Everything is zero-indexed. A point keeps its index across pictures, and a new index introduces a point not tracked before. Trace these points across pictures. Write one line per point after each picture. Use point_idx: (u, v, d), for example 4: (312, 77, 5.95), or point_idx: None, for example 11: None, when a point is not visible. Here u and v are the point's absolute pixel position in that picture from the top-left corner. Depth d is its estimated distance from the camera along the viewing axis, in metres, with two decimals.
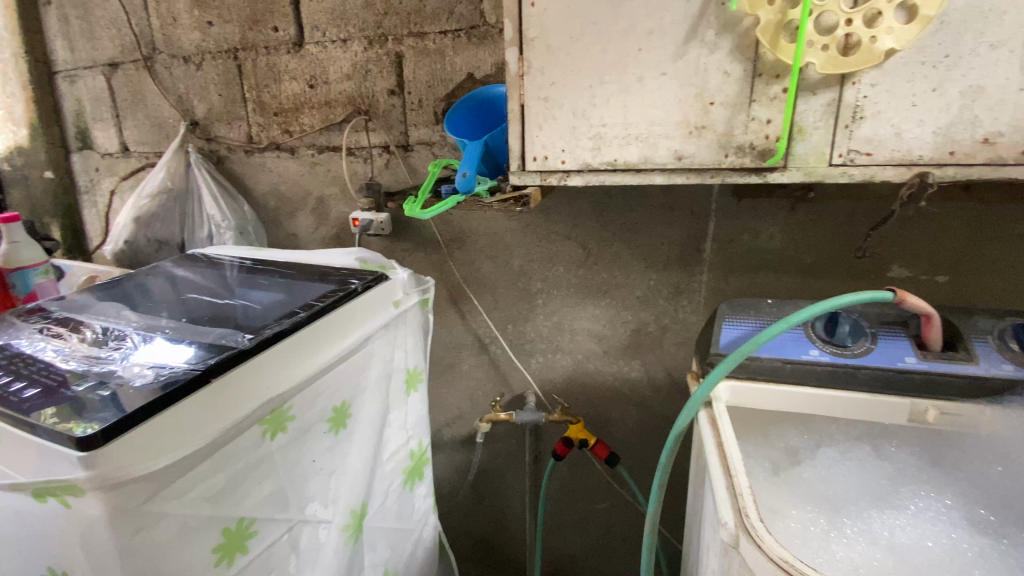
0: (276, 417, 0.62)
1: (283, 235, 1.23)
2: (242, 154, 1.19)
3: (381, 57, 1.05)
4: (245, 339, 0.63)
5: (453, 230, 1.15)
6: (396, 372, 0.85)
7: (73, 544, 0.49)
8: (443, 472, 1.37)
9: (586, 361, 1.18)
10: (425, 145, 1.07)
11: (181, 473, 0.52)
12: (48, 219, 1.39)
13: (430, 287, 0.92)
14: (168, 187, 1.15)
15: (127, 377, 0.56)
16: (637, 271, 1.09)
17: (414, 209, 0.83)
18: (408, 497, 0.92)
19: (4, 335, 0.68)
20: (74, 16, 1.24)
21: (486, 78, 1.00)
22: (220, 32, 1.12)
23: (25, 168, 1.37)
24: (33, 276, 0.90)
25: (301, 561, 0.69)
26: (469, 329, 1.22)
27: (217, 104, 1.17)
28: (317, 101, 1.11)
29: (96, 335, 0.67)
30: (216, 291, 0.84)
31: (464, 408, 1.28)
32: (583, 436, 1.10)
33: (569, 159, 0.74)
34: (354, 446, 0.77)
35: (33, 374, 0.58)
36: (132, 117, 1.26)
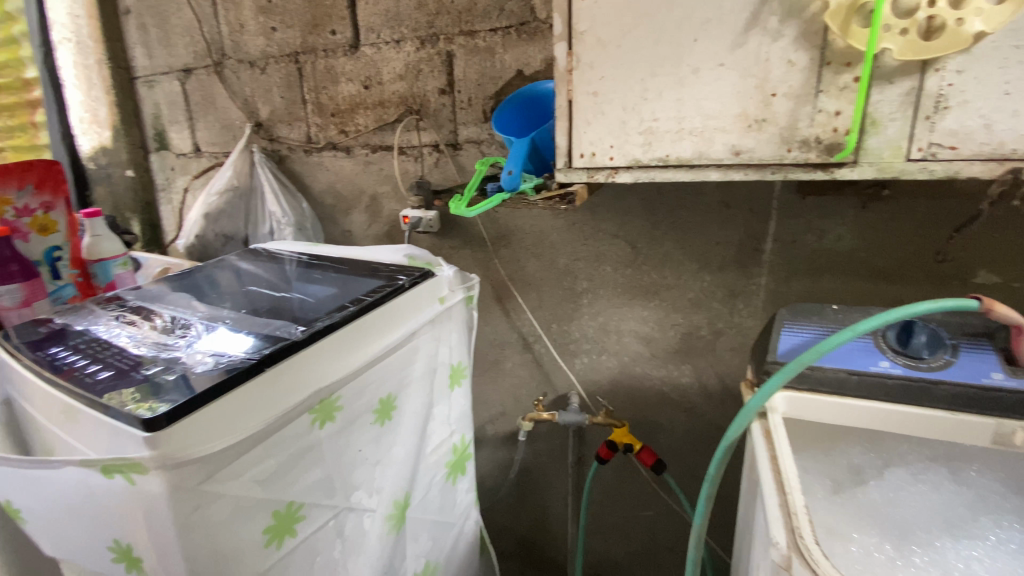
0: (325, 407, 0.64)
1: (337, 231, 1.28)
2: (301, 153, 1.25)
3: (433, 57, 1.06)
4: (297, 331, 0.66)
5: (499, 227, 1.15)
6: (440, 367, 0.86)
7: (137, 518, 0.53)
8: (485, 468, 1.37)
9: (633, 364, 1.15)
10: (474, 144, 1.08)
11: (236, 456, 0.55)
12: (129, 213, 1.51)
13: (475, 284, 0.92)
14: (234, 185, 1.22)
15: (190, 363, 0.60)
16: (689, 271, 1.04)
17: (460, 207, 0.84)
18: (450, 491, 0.93)
19: (85, 321, 0.74)
20: (153, 25, 1.33)
21: (535, 74, 1.00)
22: (283, 37, 1.17)
23: (109, 167, 1.49)
24: (113, 267, 0.97)
25: (346, 547, 0.71)
26: (514, 327, 1.22)
27: (280, 105, 1.23)
28: (371, 102, 1.14)
29: (165, 323, 0.72)
30: (275, 284, 0.88)
31: (507, 405, 1.28)
32: (627, 440, 1.07)
33: (618, 155, 0.72)
34: (399, 439, 0.78)
35: (108, 358, 0.63)
36: (203, 120, 1.34)
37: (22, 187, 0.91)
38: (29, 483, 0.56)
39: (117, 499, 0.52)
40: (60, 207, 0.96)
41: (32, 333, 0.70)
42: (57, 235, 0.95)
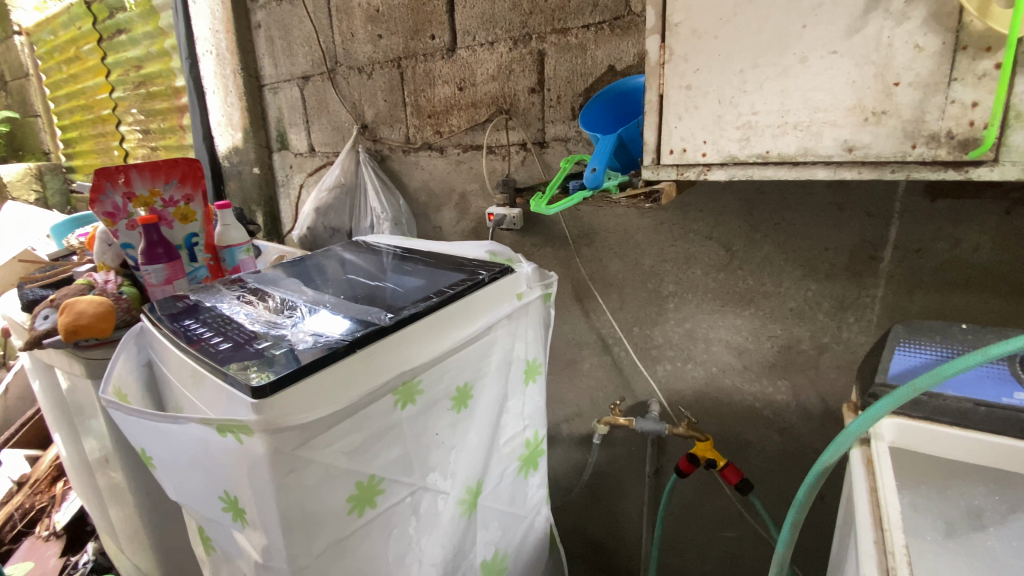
0: (407, 389, 0.68)
1: (429, 227, 1.35)
2: (400, 153, 1.33)
3: (525, 56, 1.08)
4: (386, 317, 0.71)
5: (583, 226, 1.14)
6: (516, 362, 0.88)
7: (243, 473, 0.59)
8: (559, 468, 1.37)
9: (721, 375, 1.08)
10: (561, 142, 1.08)
11: (327, 427, 0.60)
12: (255, 206, 1.71)
13: (553, 282, 0.93)
14: (341, 182, 1.33)
15: (294, 340, 0.67)
16: (790, 279, 0.96)
17: (539, 205, 0.85)
18: (522, 484, 0.94)
19: (213, 298, 0.86)
20: (279, 37, 1.49)
21: (628, 69, 0.97)
22: (388, 43, 1.26)
23: (240, 164, 1.70)
24: (238, 253, 1.10)
25: (420, 524, 0.74)
26: (594, 328, 1.20)
27: (383, 108, 1.32)
28: (465, 103, 1.18)
29: (276, 304, 0.81)
30: (370, 274, 0.95)
31: (584, 406, 1.27)
32: (711, 455, 1.01)
33: (711, 151, 0.69)
34: (473, 427, 0.81)
35: (229, 331, 0.72)
36: (318, 122, 1.48)
37: (169, 180, 1.06)
38: (157, 435, 0.64)
39: (228, 455, 0.60)
40: (198, 199, 1.10)
41: (173, 307, 0.82)
42: (195, 223, 1.10)
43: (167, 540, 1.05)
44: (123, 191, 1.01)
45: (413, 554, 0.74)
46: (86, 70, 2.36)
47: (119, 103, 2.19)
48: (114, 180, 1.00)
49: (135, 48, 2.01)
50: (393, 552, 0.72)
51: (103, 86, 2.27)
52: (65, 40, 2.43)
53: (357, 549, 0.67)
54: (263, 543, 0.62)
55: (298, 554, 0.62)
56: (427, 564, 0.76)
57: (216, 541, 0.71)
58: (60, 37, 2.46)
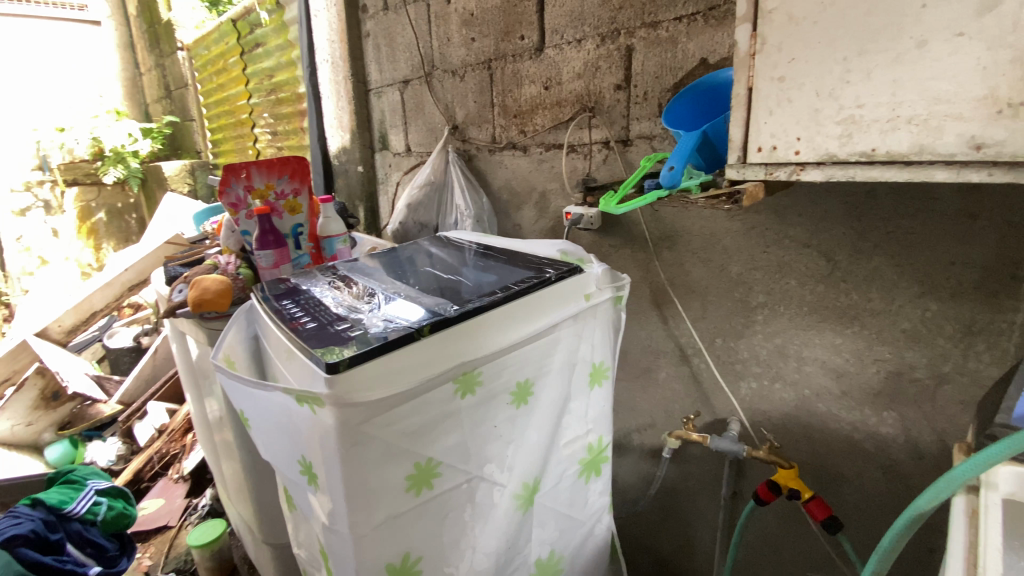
0: (466, 379, 0.70)
1: (509, 225, 1.37)
2: (486, 152, 1.36)
3: (612, 52, 1.05)
4: (452, 309, 0.73)
5: (664, 228, 1.08)
6: (581, 364, 0.87)
7: (315, 441, 0.64)
8: (628, 478, 1.32)
9: (815, 399, 0.98)
10: (645, 139, 1.05)
11: (390, 407, 0.64)
12: (359, 202, 1.87)
13: (625, 284, 0.90)
14: (430, 180, 1.40)
15: (368, 324, 0.72)
16: (904, 296, 0.85)
17: (610, 204, 0.85)
18: (582, 488, 0.92)
19: (309, 282, 0.95)
20: (384, 44, 1.60)
21: (721, 62, 0.92)
22: (480, 46, 1.30)
23: (347, 163, 1.86)
24: (336, 243, 1.21)
25: (475, 512, 0.76)
26: (672, 336, 1.14)
27: (473, 109, 1.36)
28: (550, 102, 1.18)
29: (359, 291, 0.88)
30: (447, 268, 0.99)
31: (657, 417, 1.21)
32: (795, 485, 0.92)
33: (806, 149, 0.62)
34: (533, 424, 0.81)
35: (316, 312, 0.80)
36: (414, 123, 1.57)
37: (281, 176, 1.19)
38: (250, 401, 0.71)
39: (305, 424, 0.65)
40: (304, 193, 1.23)
41: (278, 289, 0.92)
42: (301, 215, 1.22)
43: (264, 497, 1.17)
44: (244, 184, 1.16)
45: (467, 540, 0.76)
46: (231, 79, 2.72)
47: (255, 108, 2.49)
48: (238, 175, 1.15)
49: (269, 59, 2.27)
50: (447, 535, 0.74)
51: (243, 93, 2.61)
52: (215, 54, 2.82)
53: (413, 527, 0.70)
54: (330, 508, 0.66)
55: (358, 523, 0.66)
56: (480, 553, 0.78)
57: (295, 501, 0.78)
58: (212, 51, 2.86)
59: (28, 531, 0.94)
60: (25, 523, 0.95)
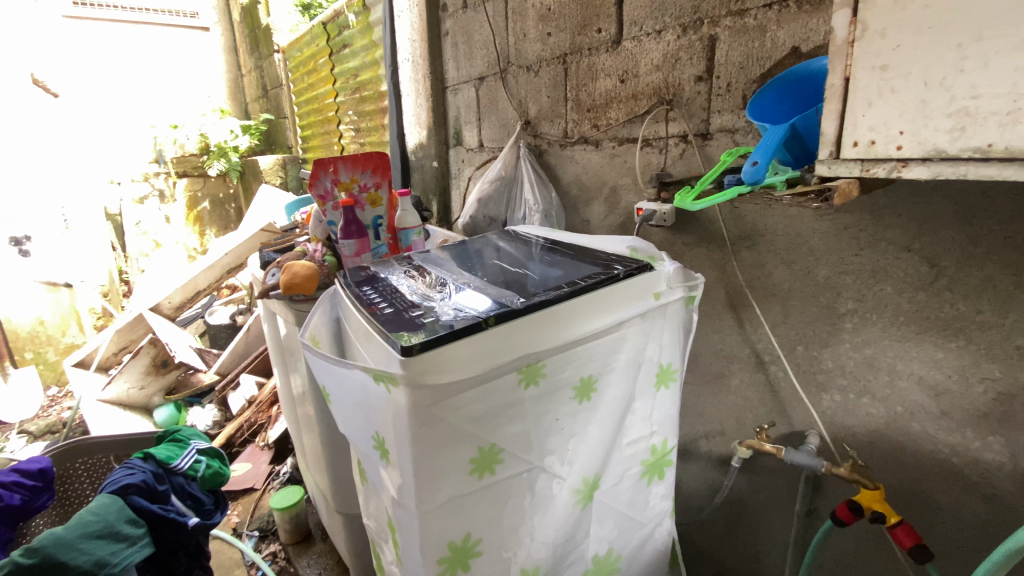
0: (530, 371, 0.71)
1: (578, 220, 1.36)
2: (557, 147, 1.37)
3: (694, 43, 1.02)
4: (519, 301, 0.74)
5: (744, 226, 1.02)
6: (647, 364, 0.85)
7: (388, 418, 0.68)
8: (693, 485, 1.28)
9: (908, 418, 0.90)
10: (727, 133, 1.00)
11: (458, 392, 0.66)
12: (433, 196, 1.94)
13: (698, 284, 0.87)
14: (501, 175, 1.42)
15: (440, 312, 0.75)
16: (1021, 309, 0.75)
17: (686, 200, 0.83)
18: (644, 489, 0.91)
19: (387, 270, 1.01)
20: (462, 42, 1.64)
21: (815, 51, 0.86)
22: (556, 41, 1.30)
23: (424, 159, 1.93)
24: (411, 235, 1.26)
25: (535, 502, 0.77)
26: (747, 342, 1.08)
27: (546, 103, 1.37)
28: (626, 95, 1.16)
29: (432, 280, 0.92)
30: (515, 262, 1.01)
31: (727, 425, 1.16)
32: (879, 508, 0.85)
33: (910, 144, 0.57)
34: (596, 420, 0.80)
35: (393, 299, 0.84)
36: (488, 119, 1.60)
37: (365, 171, 1.27)
38: (331, 376, 0.76)
39: (380, 401, 0.69)
40: (385, 186, 1.30)
41: (358, 276, 0.98)
42: (381, 208, 1.29)
43: (339, 469, 1.25)
44: (332, 177, 1.25)
45: (526, 528, 0.77)
46: (320, 79, 2.90)
47: (341, 106, 2.65)
48: (326, 169, 1.24)
49: (354, 58, 2.41)
50: (507, 521, 0.75)
51: (330, 92, 2.78)
52: (307, 55, 3.03)
53: (475, 509, 0.72)
54: (399, 482, 0.70)
55: (424, 499, 0.69)
56: (538, 542, 0.79)
57: (368, 474, 0.83)
58: (304, 53, 3.07)
59: (140, 481, 0.95)
60: (137, 474, 0.97)
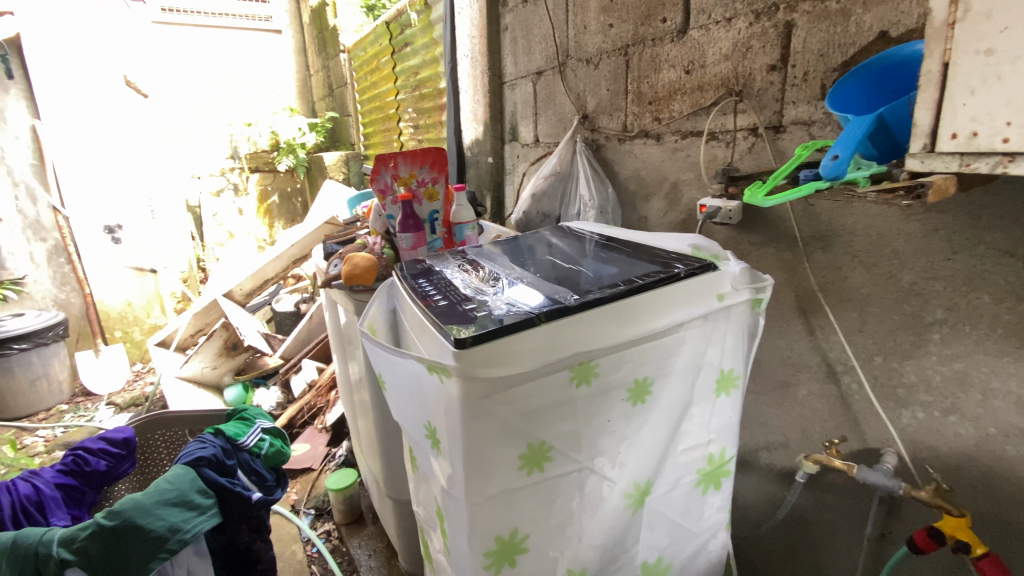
0: (583, 370, 0.69)
1: (635, 217, 1.33)
2: (615, 142, 1.33)
3: (768, 30, 0.96)
4: (573, 298, 0.73)
5: (819, 225, 0.95)
6: (706, 369, 0.81)
7: (440, 409, 0.69)
8: (751, 498, 1.21)
9: (1002, 441, 0.81)
10: (802, 126, 0.94)
11: (509, 386, 0.66)
12: (487, 192, 1.95)
13: (767, 286, 0.82)
14: (556, 170, 1.40)
15: (493, 306, 0.75)
16: None
17: (756, 197, 0.79)
18: (698, 499, 0.87)
19: (442, 264, 1.02)
20: (521, 36, 1.63)
21: (906, 35, 0.79)
22: (618, 32, 1.26)
23: (479, 155, 1.95)
24: (466, 230, 1.28)
25: (583, 503, 0.75)
26: (818, 350, 1.01)
27: (605, 97, 1.34)
28: (690, 86, 1.12)
29: (486, 275, 0.92)
30: (569, 258, 0.99)
31: (792, 438, 1.09)
32: (964, 537, 0.77)
33: (1018, 135, 0.51)
34: (650, 424, 0.77)
35: (447, 291, 0.85)
36: (545, 114, 1.59)
37: (423, 166, 1.30)
38: (387, 364, 0.78)
39: (433, 391, 0.70)
40: (442, 181, 1.32)
41: (414, 268, 1.00)
42: (438, 202, 1.31)
43: (391, 456, 1.29)
44: (392, 172, 1.28)
45: (573, 528, 0.76)
46: (383, 78, 2.99)
47: (401, 103, 2.73)
48: (387, 164, 1.27)
49: (415, 57, 2.46)
50: (554, 520, 0.74)
51: (391, 90, 2.86)
52: (371, 54, 3.13)
53: (523, 505, 0.72)
54: (449, 473, 0.71)
55: (474, 490, 0.69)
56: (585, 543, 0.77)
57: (419, 462, 0.84)
58: (368, 52, 3.18)
59: (210, 454, 1.01)
60: (208, 448, 1.03)
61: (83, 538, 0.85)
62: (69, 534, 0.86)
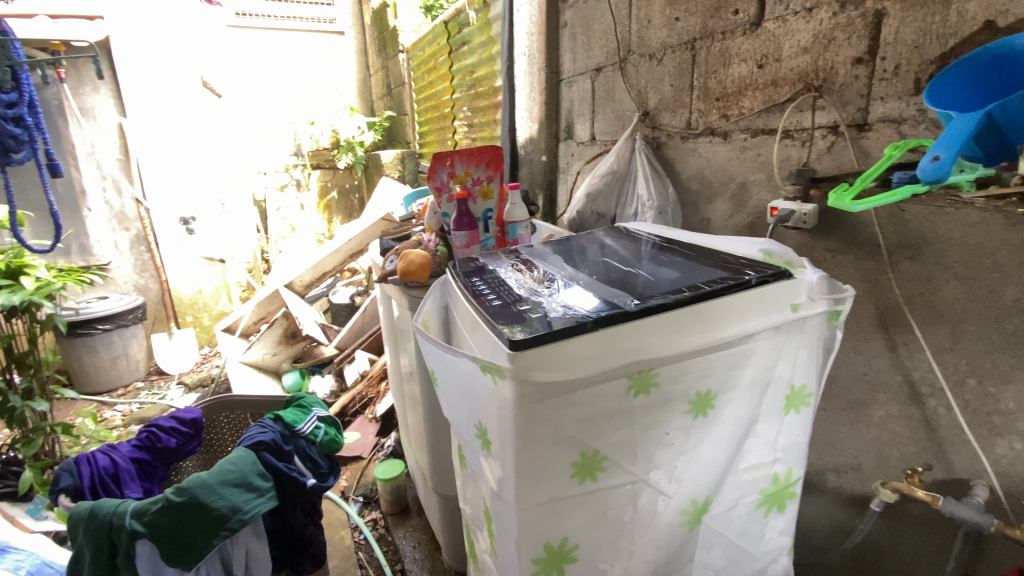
0: (642, 379, 0.66)
1: (697, 219, 1.27)
2: (678, 140, 1.28)
3: (853, 20, 0.89)
4: (632, 303, 0.70)
5: (907, 233, 0.87)
6: (775, 385, 0.76)
7: (493, 410, 0.68)
8: (815, 522, 1.13)
9: None
10: (890, 123, 0.86)
11: (565, 391, 0.64)
12: (540, 191, 1.93)
13: (847, 298, 0.76)
14: (613, 169, 1.37)
15: (548, 308, 0.73)
16: None
17: (842, 199, 0.76)
18: (759, 521, 0.82)
19: (496, 262, 1.01)
20: (581, 32, 1.60)
21: (1018, 24, 0.71)
22: (684, 26, 1.21)
23: (533, 153, 1.94)
24: (519, 229, 1.26)
25: (636, 517, 0.72)
26: (900, 368, 0.93)
27: (668, 94, 1.29)
28: (763, 82, 1.05)
29: (540, 275, 0.90)
30: (626, 260, 0.96)
31: (866, 461, 1.01)
32: None
33: None
34: (712, 439, 0.73)
35: (501, 291, 0.84)
36: (603, 112, 1.55)
37: (479, 164, 1.30)
38: (439, 362, 0.77)
39: (486, 392, 0.69)
40: (497, 180, 1.32)
41: (467, 266, 1.00)
42: (492, 201, 1.31)
43: (439, 451, 1.30)
44: (448, 171, 1.29)
45: (624, 541, 0.73)
46: (439, 77, 3.04)
47: (457, 102, 2.76)
48: (444, 162, 1.28)
49: (472, 56, 2.48)
50: (606, 532, 0.72)
51: (447, 89, 2.90)
52: (429, 54, 3.18)
53: (574, 514, 0.70)
54: (500, 475, 0.70)
55: (524, 496, 0.68)
56: (637, 558, 0.74)
57: (467, 460, 0.84)
58: (426, 52, 3.24)
59: (269, 439, 1.05)
60: (268, 432, 1.07)
61: (154, 512, 0.90)
62: (140, 507, 0.92)
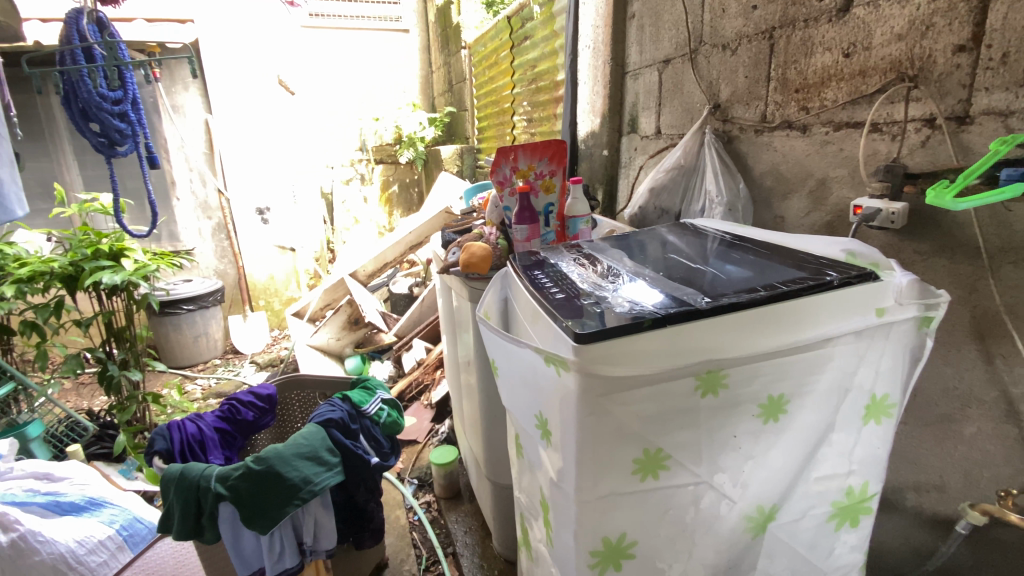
0: (711, 379, 0.65)
1: (769, 216, 1.21)
2: (751, 133, 1.23)
3: (957, 4, 0.81)
4: (703, 301, 0.69)
5: (1011, 235, 0.80)
6: (854, 392, 0.72)
7: (556, 401, 0.69)
8: (890, 541, 1.06)
9: None
10: (996, 116, 0.79)
11: (631, 386, 0.63)
12: (601, 186, 1.92)
13: (940, 304, 0.70)
14: (679, 163, 1.33)
15: (614, 303, 0.73)
16: None
17: (941, 197, 0.71)
18: (830, 535, 0.78)
19: (557, 256, 1.02)
20: (649, 24, 1.56)
21: None
22: (762, 14, 1.16)
23: (595, 147, 1.92)
24: (579, 223, 1.25)
25: (698, 519, 0.71)
26: (996, 382, 0.85)
27: (742, 85, 1.24)
28: (849, 72, 0.99)
29: (603, 270, 0.90)
30: (693, 257, 0.93)
31: (952, 481, 0.94)
32: None
33: None
34: (782, 445, 0.71)
35: (564, 284, 0.85)
36: (669, 105, 1.51)
37: (542, 158, 1.31)
38: (502, 351, 0.79)
39: (549, 383, 0.69)
40: (559, 174, 1.32)
41: (528, 259, 1.01)
42: (553, 195, 1.31)
43: (494, 439, 1.33)
44: (511, 165, 1.30)
45: (684, 543, 0.72)
46: (500, 72, 3.06)
47: (517, 97, 2.77)
48: (507, 157, 1.30)
49: (534, 50, 2.48)
50: (665, 531, 0.71)
51: (508, 84, 2.92)
52: (491, 49, 3.21)
53: (633, 510, 0.70)
54: (560, 465, 0.71)
55: (584, 488, 0.68)
56: (697, 560, 0.73)
57: (525, 450, 0.85)
58: (488, 47, 3.27)
59: (338, 417, 1.11)
60: (337, 410, 1.13)
61: (235, 477, 0.98)
62: (224, 472, 1.00)
